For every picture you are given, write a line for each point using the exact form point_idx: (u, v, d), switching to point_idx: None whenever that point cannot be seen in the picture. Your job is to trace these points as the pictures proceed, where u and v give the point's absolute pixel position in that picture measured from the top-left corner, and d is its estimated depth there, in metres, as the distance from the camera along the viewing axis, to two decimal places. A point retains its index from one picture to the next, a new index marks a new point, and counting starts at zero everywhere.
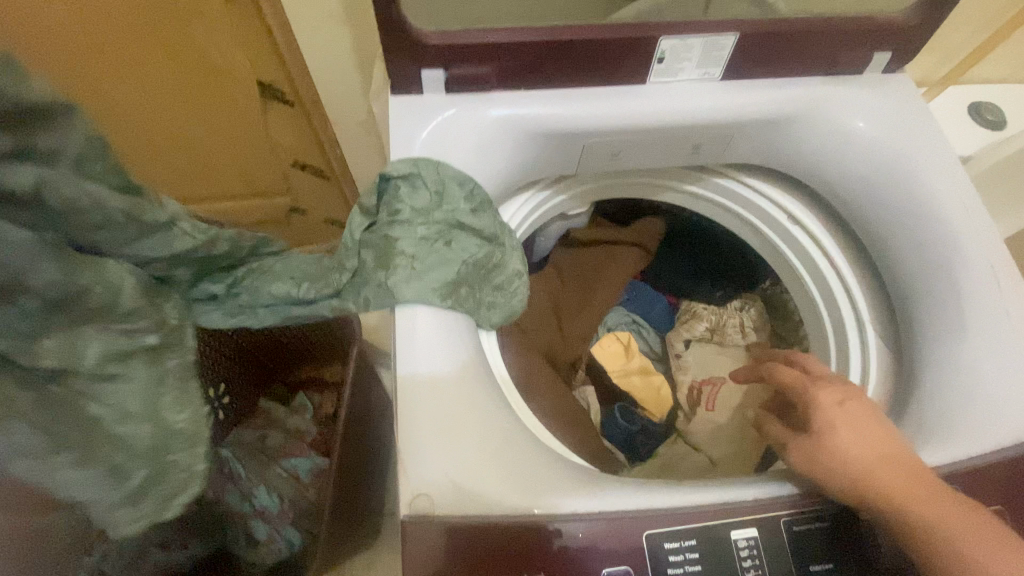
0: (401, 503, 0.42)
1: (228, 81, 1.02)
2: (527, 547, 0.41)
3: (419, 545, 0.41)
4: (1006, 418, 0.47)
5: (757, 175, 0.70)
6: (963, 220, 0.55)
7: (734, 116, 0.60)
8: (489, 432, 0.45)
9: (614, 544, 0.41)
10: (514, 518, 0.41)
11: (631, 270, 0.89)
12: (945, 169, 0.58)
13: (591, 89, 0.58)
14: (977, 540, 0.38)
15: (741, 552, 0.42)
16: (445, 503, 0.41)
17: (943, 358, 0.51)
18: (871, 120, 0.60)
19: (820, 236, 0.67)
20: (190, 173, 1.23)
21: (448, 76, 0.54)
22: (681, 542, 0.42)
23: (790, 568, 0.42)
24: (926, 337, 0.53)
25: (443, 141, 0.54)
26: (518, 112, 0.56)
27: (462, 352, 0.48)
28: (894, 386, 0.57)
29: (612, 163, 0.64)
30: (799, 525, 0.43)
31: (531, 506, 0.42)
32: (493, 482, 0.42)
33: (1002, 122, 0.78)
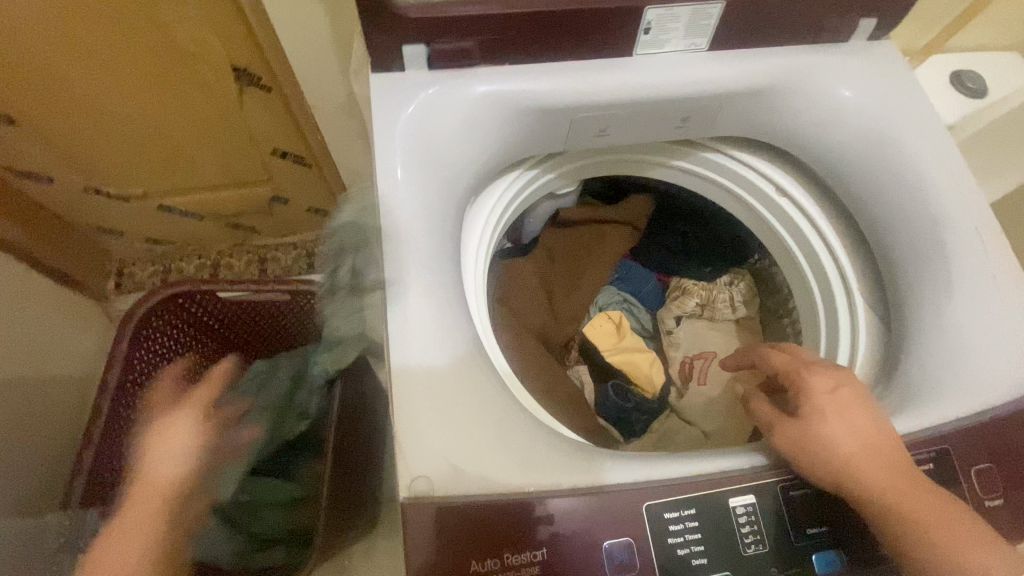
0: (401, 486, 0.41)
1: (203, 68, 0.98)
2: (523, 525, 0.41)
3: (419, 528, 0.40)
4: (994, 379, 0.47)
5: (743, 147, 0.70)
6: (949, 186, 0.56)
7: (722, 88, 0.59)
8: (488, 412, 0.44)
9: (615, 519, 0.41)
10: (514, 497, 0.41)
11: (621, 248, 0.89)
12: (931, 135, 0.58)
13: (577, 63, 0.57)
14: (944, 518, 0.39)
15: (740, 518, 0.42)
16: (444, 485, 0.41)
17: (931, 323, 0.51)
18: (858, 90, 0.59)
19: (808, 206, 0.67)
20: (167, 164, 1.20)
21: (431, 52, 0.53)
22: (681, 511, 0.42)
23: (787, 533, 0.43)
24: (914, 304, 0.54)
25: (427, 120, 0.53)
26: (502, 88, 0.55)
27: (456, 330, 0.47)
28: (884, 353, 0.58)
29: (601, 140, 0.64)
30: (794, 491, 0.44)
31: (531, 484, 0.42)
32: (489, 462, 0.42)
33: (983, 89, 0.78)
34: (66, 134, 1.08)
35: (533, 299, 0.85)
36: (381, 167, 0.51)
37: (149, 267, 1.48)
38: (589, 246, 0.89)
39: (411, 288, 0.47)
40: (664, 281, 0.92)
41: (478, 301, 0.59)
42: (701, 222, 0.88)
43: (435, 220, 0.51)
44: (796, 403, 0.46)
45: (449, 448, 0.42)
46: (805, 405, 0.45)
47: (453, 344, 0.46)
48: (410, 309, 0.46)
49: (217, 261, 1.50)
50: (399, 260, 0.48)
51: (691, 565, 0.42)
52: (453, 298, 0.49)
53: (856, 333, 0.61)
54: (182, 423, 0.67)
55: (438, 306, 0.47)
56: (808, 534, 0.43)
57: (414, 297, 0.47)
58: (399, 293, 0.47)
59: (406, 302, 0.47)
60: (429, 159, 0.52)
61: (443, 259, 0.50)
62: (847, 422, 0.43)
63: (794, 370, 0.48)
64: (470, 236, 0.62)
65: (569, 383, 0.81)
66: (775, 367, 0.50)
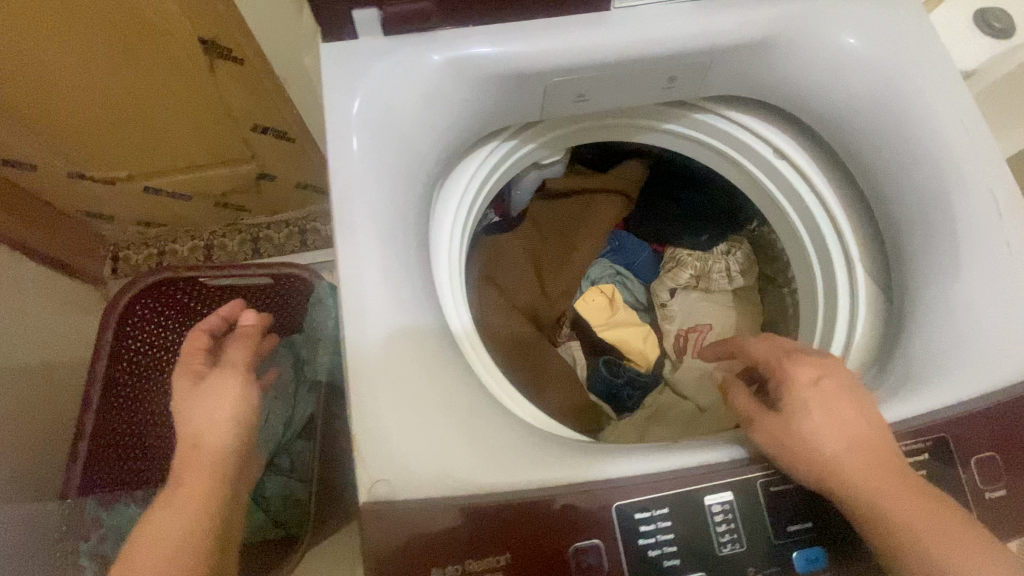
0: (361, 490, 0.40)
1: (169, 44, 0.93)
2: (492, 526, 0.39)
3: (379, 535, 0.39)
4: (999, 360, 0.44)
5: (737, 107, 0.64)
6: (963, 145, 0.50)
7: (711, 43, 0.53)
8: (453, 404, 0.42)
9: (587, 516, 0.40)
10: (482, 496, 0.40)
11: (613, 218, 0.85)
12: (944, 86, 0.52)
13: (547, 21, 0.52)
14: (933, 517, 0.37)
15: (716, 516, 0.40)
16: (407, 486, 0.39)
17: (937, 298, 0.47)
18: (864, 37, 0.53)
19: (808, 169, 0.62)
20: (147, 146, 1.16)
21: (384, 16, 0.48)
22: (653, 512, 0.40)
23: (766, 530, 0.41)
24: (919, 277, 0.50)
25: (384, 92, 0.48)
26: (465, 53, 0.50)
27: (419, 319, 0.45)
28: (883, 329, 0.55)
29: (580, 106, 0.59)
30: (774, 487, 0.41)
31: (499, 482, 0.40)
32: (460, 461, 0.40)
33: (1010, 30, 0.71)
34: (45, 123, 1.05)
35: (521, 275, 0.82)
36: (335, 148, 0.47)
37: (145, 250, 1.47)
38: (579, 217, 0.85)
39: (373, 281, 0.44)
40: (659, 251, 0.88)
41: (452, 287, 0.56)
42: (698, 186, 0.82)
43: (395, 204, 0.47)
44: (780, 392, 0.43)
45: (417, 447, 0.40)
46: (789, 398, 0.42)
47: (421, 338, 0.44)
48: (370, 303, 0.44)
49: (211, 242, 1.49)
50: (357, 250, 0.45)
51: (664, 567, 0.40)
52: (418, 288, 0.46)
53: (856, 307, 0.57)
54: (229, 383, 0.57)
55: (401, 298, 0.44)
56: (788, 531, 0.41)
57: (375, 290, 0.44)
58: (359, 286, 0.44)
59: (367, 296, 0.44)
60: (388, 137, 0.48)
61: (406, 248, 0.47)
62: (830, 417, 0.40)
63: (781, 354, 0.45)
64: (443, 216, 0.58)
65: (560, 361, 0.79)
66: (759, 355, 0.47)
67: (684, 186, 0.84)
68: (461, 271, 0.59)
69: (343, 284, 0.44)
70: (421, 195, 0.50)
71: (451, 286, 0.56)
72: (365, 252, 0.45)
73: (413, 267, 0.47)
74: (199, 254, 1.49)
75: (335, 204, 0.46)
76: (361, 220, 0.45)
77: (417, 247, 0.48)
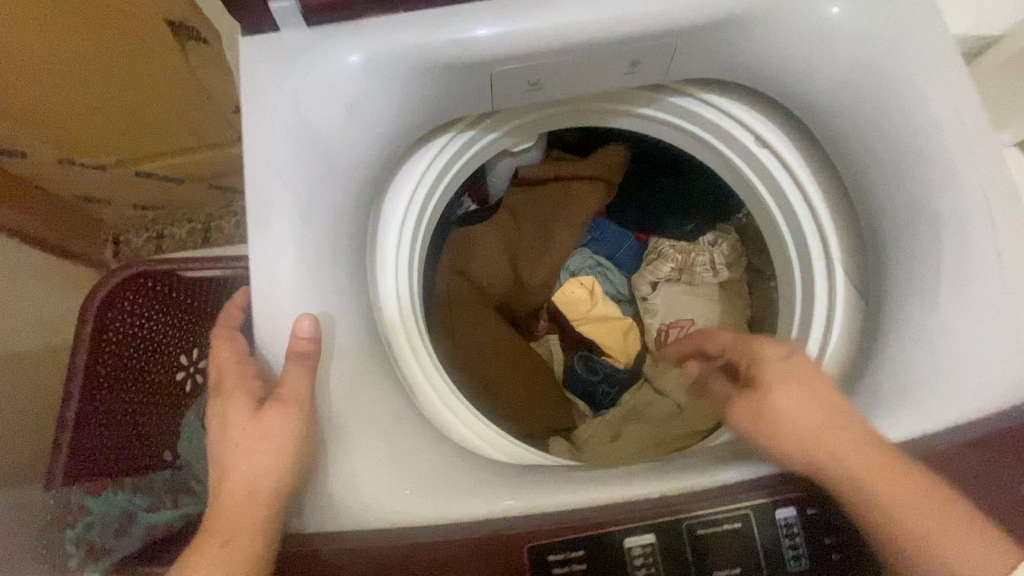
0: (295, 526, 0.40)
1: (134, 27, 0.90)
2: (419, 560, 0.40)
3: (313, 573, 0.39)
4: (972, 383, 0.42)
5: (716, 91, 0.58)
6: (960, 144, 0.45)
7: (675, 24, 0.48)
8: (401, 438, 0.42)
9: (509, 548, 0.41)
10: (427, 530, 0.40)
11: (594, 207, 0.80)
12: (944, 75, 0.46)
13: (490, 3, 0.47)
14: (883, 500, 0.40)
15: (636, 558, 0.42)
16: (356, 524, 0.39)
17: (914, 314, 0.44)
18: (851, 5, 0.47)
19: (793, 163, 0.56)
20: (131, 132, 1.15)
21: (305, 6, 0.44)
22: (568, 553, 0.41)
23: (752, 551, 0.43)
24: (895, 287, 0.46)
25: (305, 90, 0.45)
26: (396, 45, 0.45)
27: (360, 348, 0.43)
28: (859, 339, 0.50)
29: (536, 94, 0.54)
30: (699, 528, 0.42)
31: (445, 516, 0.40)
32: (380, 493, 0.40)
33: None
34: (33, 114, 1.04)
35: (495, 269, 0.79)
36: (253, 155, 0.43)
37: (144, 234, 1.49)
38: (559, 206, 0.81)
39: (291, 304, 0.42)
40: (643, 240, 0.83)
41: (399, 293, 0.53)
42: (683, 171, 0.77)
43: (319, 214, 0.44)
44: None
45: (337, 480, 0.40)
46: (762, 376, 0.45)
47: (343, 365, 0.42)
48: (286, 326, 0.41)
49: (208, 224, 1.50)
50: (275, 267, 0.42)
51: None
52: (342, 306, 0.44)
53: (833, 315, 0.53)
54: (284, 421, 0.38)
55: (321, 320, 0.42)
56: (778, 551, 0.43)
57: (293, 311, 0.42)
58: (276, 308, 0.42)
59: (284, 317, 0.42)
60: (309, 142, 0.45)
61: (329, 261, 0.44)
62: (793, 400, 0.43)
63: None
64: (389, 216, 0.55)
65: (532, 359, 0.78)
66: (734, 339, 0.51)
67: (669, 171, 0.78)
68: (410, 274, 0.56)
69: (258, 305, 0.42)
70: (352, 200, 0.47)
71: (394, 293, 0.53)
72: (284, 269, 0.42)
73: (336, 284, 0.44)
74: (198, 238, 1.50)
75: (250, 216, 0.43)
76: (279, 233, 0.43)
77: (347, 258, 0.46)
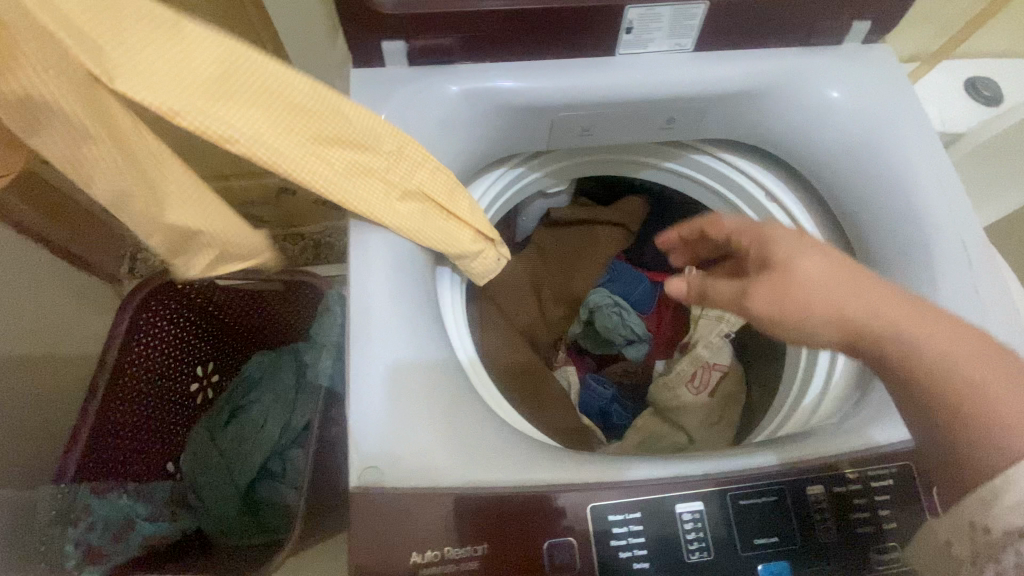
0: (428, 485, 0.43)
1: None
2: (423, 516, 0.42)
3: (442, 521, 0.42)
4: None
5: (735, 151, 0.67)
6: (946, 222, 0.53)
7: (707, 88, 0.57)
8: (519, 449, 0.46)
9: (560, 508, 0.44)
10: (587, 494, 0.44)
11: (613, 249, 0.88)
12: (926, 151, 0.56)
13: (551, 60, 0.56)
14: (904, 352, 0.39)
15: (685, 523, 0.44)
16: (507, 483, 0.44)
17: (896, 236, 0.55)
18: (847, 93, 0.57)
19: (798, 215, 0.64)
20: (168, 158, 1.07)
21: (410, 48, 0.53)
22: (690, 504, 0.44)
23: (784, 527, 0.45)
24: (870, 240, 0.57)
25: (400, 106, 0.53)
26: (482, 84, 0.55)
27: (446, 353, 0.49)
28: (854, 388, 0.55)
29: (583, 140, 0.62)
30: (743, 500, 0.45)
31: (611, 474, 0.45)
32: (480, 453, 0.44)
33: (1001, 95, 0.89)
34: None
35: (522, 297, 0.86)
36: None
37: None
38: (580, 248, 0.89)
39: (373, 323, 0.47)
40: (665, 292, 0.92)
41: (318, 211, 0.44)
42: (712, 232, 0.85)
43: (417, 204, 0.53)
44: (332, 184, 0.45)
45: (478, 438, 0.45)
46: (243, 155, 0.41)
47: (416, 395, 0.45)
48: (377, 285, 0.48)
49: None
50: (361, 285, 0.48)
51: (633, 568, 0.43)
52: (414, 279, 0.50)
53: (807, 366, 0.60)
54: None
55: (394, 284, 0.48)
56: (808, 527, 0.45)
57: (374, 291, 0.47)
58: (362, 267, 0.48)
59: (368, 292, 0.47)
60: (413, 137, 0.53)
61: (400, 277, 0.49)
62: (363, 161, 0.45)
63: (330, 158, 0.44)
64: None
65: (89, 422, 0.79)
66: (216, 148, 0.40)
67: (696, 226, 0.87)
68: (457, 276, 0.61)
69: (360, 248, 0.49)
70: None
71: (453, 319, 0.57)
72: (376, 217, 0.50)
73: (407, 310, 0.48)
74: None
75: None
76: None
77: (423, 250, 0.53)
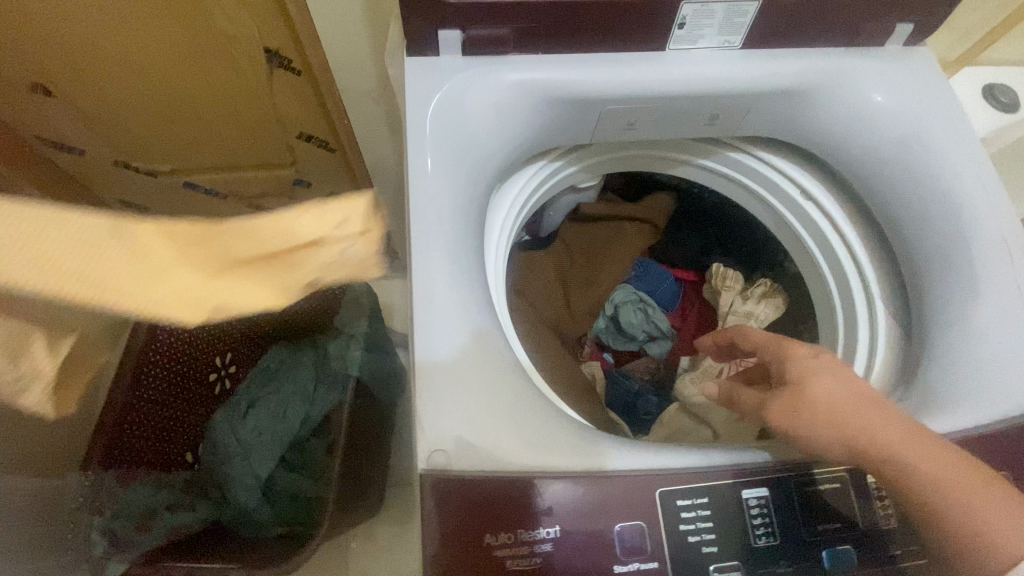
0: (494, 467, 0.43)
1: (231, 46, 0.85)
2: (491, 498, 0.42)
3: (507, 501, 0.42)
4: None
5: (772, 149, 0.68)
6: (989, 220, 0.54)
7: (754, 85, 0.58)
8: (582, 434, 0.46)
9: (628, 494, 0.44)
10: (652, 478, 0.44)
11: (639, 245, 0.89)
12: (968, 149, 0.57)
13: (602, 55, 0.57)
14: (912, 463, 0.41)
15: (752, 509, 0.45)
16: (573, 466, 0.44)
17: (938, 233, 0.56)
18: (891, 96, 0.58)
19: (833, 213, 0.65)
20: (188, 146, 1.07)
21: (465, 38, 0.54)
22: (755, 490, 0.45)
23: (846, 513, 0.46)
24: (911, 236, 0.58)
25: (452, 98, 0.54)
26: (536, 76, 0.55)
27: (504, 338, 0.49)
28: (893, 382, 0.57)
29: (627, 134, 0.63)
30: (805, 487, 0.46)
31: (673, 459, 0.45)
32: (544, 437, 0.45)
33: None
34: (72, 93, 0.92)
35: (550, 291, 0.87)
36: (413, 149, 0.52)
37: None
38: (606, 244, 0.90)
39: (435, 313, 0.46)
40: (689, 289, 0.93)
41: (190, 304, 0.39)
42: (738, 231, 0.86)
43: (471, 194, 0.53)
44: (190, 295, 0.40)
45: (540, 422, 0.45)
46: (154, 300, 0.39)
47: (481, 392, 0.45)
48: (437, 269, 0.48)
49: None
50: (423, 281, 0.47)
51: (703, 552, 0.44)
52: (472, 264, 0.50)
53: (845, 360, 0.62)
54: None
55: (454, 269, 0.49)
56: (870, 514, 0.46)
57: (436, 275, 0.48)
58: (423, 251, 0.48)
59: (430, 275, 0.48)
60: (463, 128, 0.54)
61: (459, 262, 0.49)
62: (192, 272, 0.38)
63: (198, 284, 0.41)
64: (495, 212, 0.63)
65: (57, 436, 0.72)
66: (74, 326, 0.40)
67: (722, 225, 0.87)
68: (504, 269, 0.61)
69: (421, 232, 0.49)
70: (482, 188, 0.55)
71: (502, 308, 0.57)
72: (435, 201, 0.50)
73: (468, 298, 0.48)
74: None
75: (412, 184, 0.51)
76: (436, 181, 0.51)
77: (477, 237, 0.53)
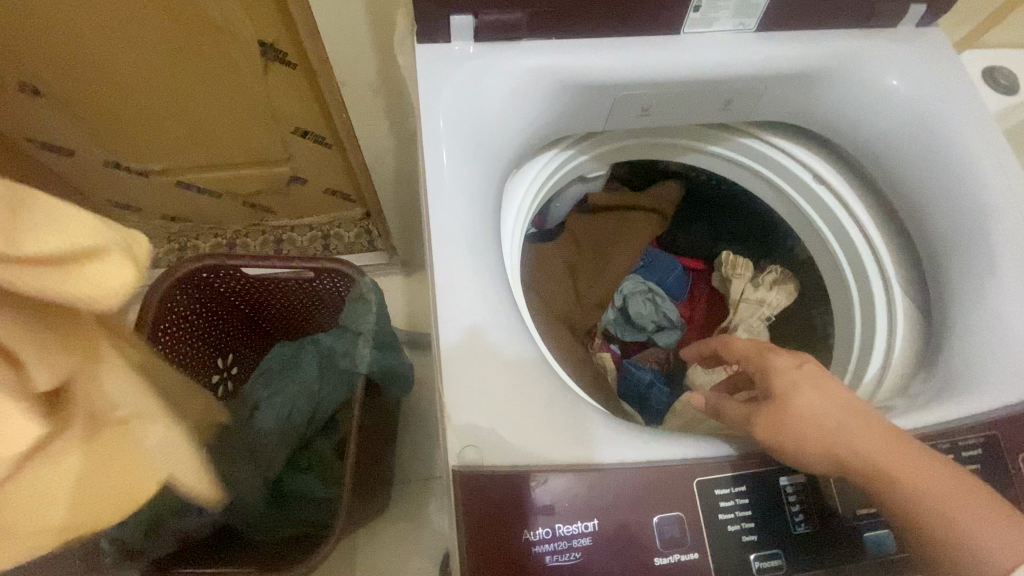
0: (527, 462, 0.42)
1: (224, 40, 0.83)
2: (525, 494, 0.41)
3: (544, 497, 0.41)
4: None
5: (783, 135, 0.67)
6: (1008, 200, 0.54)
7: (768, 68, 0.57)
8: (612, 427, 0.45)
9: (663, 484, 0.43)
10: (686, 468, 0.44)
11: (647, 234, 0.88)
12: (983, 129, 0.57)
13: (614, 39, 0.55)
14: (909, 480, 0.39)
15: (788, 494, 0.45)
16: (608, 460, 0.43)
17: (954, 215, 0.55)
18: (905, 79, 0.58)
19: (846, 197, 0.65)
20: (182, 143, 1.04)
21: (478, 24, 0.52)
22: (789, 476, 0.45)
23: None
24: (927, 219, 0.58)
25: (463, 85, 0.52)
26: (550, 61, 0.54)
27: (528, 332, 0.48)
28: (915, 365, 0.56)
29: (640, 121, 0.62)
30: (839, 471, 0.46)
31: (704, 449, 0.45)
32: (574, 431, 0.44)
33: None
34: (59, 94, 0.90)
35: (560, 283, 0.86)
36: (429, 139, 0.50)
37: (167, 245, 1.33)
38: (614, 234, 0.89)
39: (460, 307, 0.45)
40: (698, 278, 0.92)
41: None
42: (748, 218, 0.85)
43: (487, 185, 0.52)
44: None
45: (569, 416, 0.44)
46: None
47: (510, 387, 0.44)
48: (457, 263, 0.47)
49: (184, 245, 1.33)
50: (445, 276, 0.46)
51: (741, 540, 0.43)
52: (492, 257, 0.49)
53: (864, 344, 0.62)
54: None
55: (474, 262, 0.47)
56: None
57: (457, 268, 0.47)
58: (443, 246, 0.47)
59: (449, 270, 0.47)
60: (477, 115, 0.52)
61: (478, 254, 0.48)
62: None
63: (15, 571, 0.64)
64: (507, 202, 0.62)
65: None
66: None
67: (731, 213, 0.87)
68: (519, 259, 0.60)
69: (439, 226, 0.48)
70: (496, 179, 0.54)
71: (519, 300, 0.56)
72: (453, 193, 0.49)
73: (490, 291, 0.47)
74: None
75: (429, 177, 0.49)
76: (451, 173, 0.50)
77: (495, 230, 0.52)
